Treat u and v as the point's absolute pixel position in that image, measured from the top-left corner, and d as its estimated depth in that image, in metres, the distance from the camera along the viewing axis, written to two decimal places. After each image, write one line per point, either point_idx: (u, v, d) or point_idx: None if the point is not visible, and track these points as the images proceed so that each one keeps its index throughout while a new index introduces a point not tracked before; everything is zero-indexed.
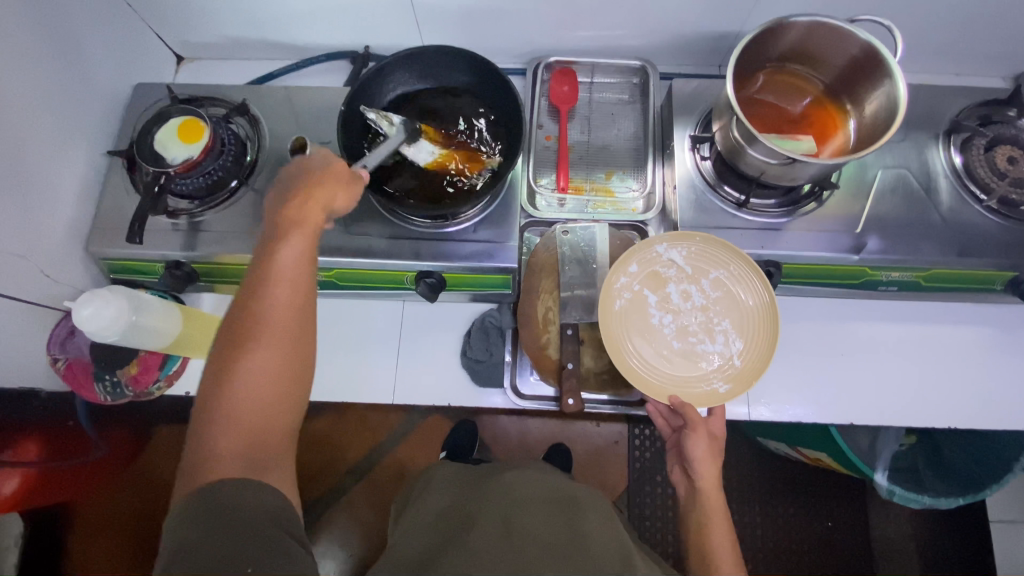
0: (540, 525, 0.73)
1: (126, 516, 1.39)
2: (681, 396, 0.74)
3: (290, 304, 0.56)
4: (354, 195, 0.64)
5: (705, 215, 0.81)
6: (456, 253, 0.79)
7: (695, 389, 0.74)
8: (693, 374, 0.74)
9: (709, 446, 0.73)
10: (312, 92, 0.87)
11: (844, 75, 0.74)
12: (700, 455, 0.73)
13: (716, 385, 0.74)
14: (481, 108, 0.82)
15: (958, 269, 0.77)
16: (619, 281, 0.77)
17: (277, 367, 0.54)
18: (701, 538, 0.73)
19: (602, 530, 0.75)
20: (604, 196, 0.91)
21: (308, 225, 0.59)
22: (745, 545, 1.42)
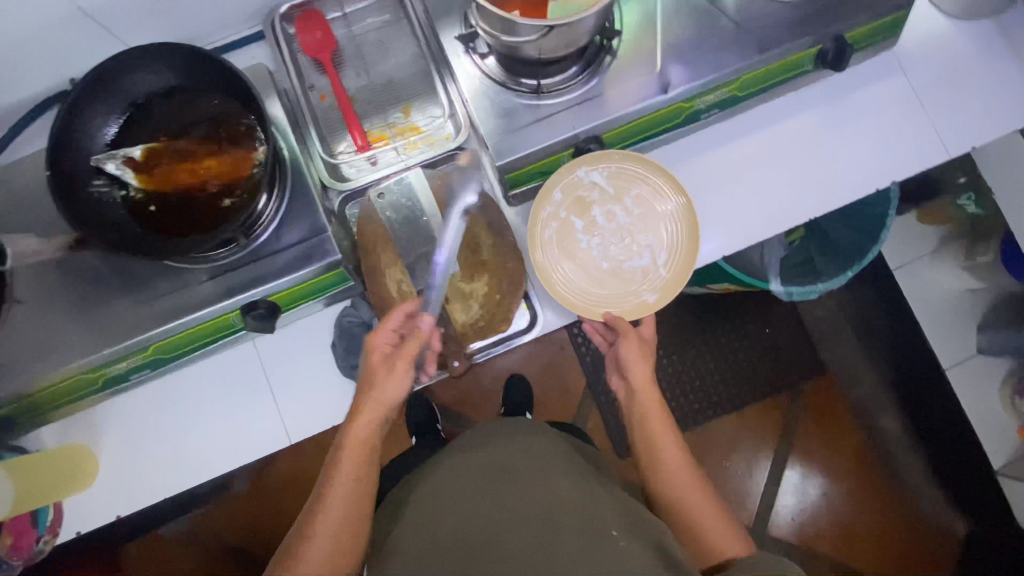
0: (468, 514, 0.71)
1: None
2: (615, 311, 0.78)
3: (345, 489, 0.66)
4: (409, 376, 0.69)
5: (506, 118, 0.74)
6: (274, 267, 0.70)
7: (626, 302, 0.78)
8: (624, 289, 0.78)
9: (642, 349, 0.80)
10: (24, 165, 0.72)
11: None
12: (633, 355, 0.79)
13: (644, 297, 0.78)
14: (208, 99, 0.67)
15: (763, 68, 0.75)
16: (545, 212, 0.77)
17: (341, 538, 0.64)
18: (646, 444, 0.77)
19: (531, 490, 0.72)
20: (415, 136, 0.82)
21: (368, 418, 0.68)
22: (703, 384, 1.53)
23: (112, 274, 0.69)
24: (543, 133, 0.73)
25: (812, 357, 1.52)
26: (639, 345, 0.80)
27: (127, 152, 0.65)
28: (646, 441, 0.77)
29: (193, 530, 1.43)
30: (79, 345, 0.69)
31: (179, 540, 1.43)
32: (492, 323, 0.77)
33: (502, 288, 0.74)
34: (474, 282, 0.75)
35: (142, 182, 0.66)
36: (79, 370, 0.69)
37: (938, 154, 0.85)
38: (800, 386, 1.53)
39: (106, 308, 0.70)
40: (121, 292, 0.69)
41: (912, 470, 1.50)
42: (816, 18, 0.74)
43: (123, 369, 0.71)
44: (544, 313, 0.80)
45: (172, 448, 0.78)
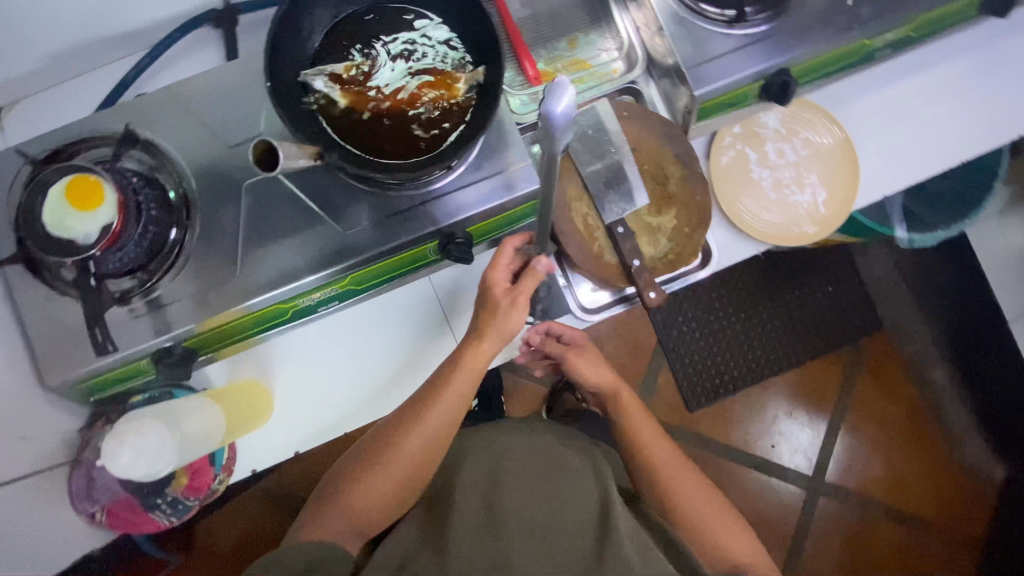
0: (531, 480, 0.72)
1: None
2: (781, 240, 0.80)
3: (445, 413, 0.68)
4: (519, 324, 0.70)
5: (700, 46, 0.72)
6: (468, 201, 0.68)
7: (790, 233, 0.80)
8: (789, 219, 0.80)
9: (591, 360, 0.81)
10: (201, 81, 0.67)
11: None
12: (588, 371, 0.81)
13: (805, 229, 0.81)
14: (409, 17, 0.65)
15: (944, 8, 0.75)
16: (726, 140, 0.81)
17: (420, 457, 0.68)
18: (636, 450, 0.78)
19: (585, 483, 0.73)
20: (582, 69, 0.81)
21: (485, 347, 0.69)
22: (768, 343, 1.58)
23: (305, 200, 0.67)
24: (735, 63, 0.72)
25: (871, 313, 1.60)
26: (581, 353, 0.81)
27: (330, 69, 0.63)
28: (635, 450, 0.78)
29: (268, 487, 1.31)
30: (270, 276, 0.66)
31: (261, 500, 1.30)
32: (680, 258, 0.73)
33: (693, 222, 0.73)
34: (661, 216, 0.73)
35: (348, 100, 0.63)
36: (270, 302, 0.67)
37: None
38: (858, 343, 1.61)
39: (300, 237, 0.67)
40: (316, 219, 0.67)
41: (960, 423, 1.59)
42: None
43: (315, 300, 0.71)
44: (718, 247, 0.79)
45: (346, 384, 0.77)
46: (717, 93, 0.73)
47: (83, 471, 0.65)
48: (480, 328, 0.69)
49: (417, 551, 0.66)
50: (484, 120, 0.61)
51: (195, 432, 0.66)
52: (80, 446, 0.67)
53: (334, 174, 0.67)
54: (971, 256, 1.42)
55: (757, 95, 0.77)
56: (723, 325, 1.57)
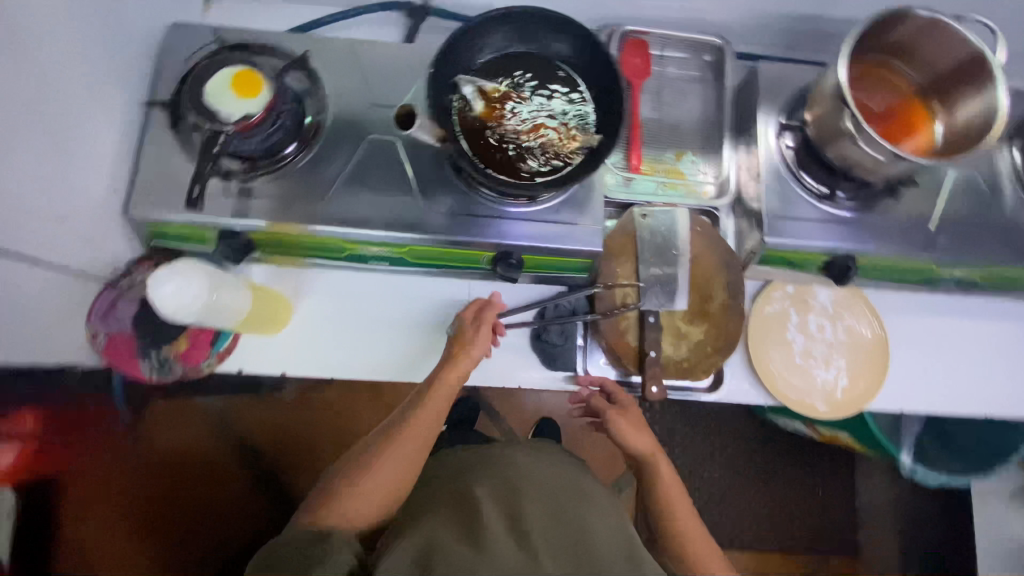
0: (545, 509, 0.76)
1: (128, 496, 1.23)
2: (790, 401, 0.82)
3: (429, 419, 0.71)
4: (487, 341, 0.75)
5: (786, 203, 0.79)
6: (535, 234, 0.75)
7: (800, 400, 0.83)
8: (805, 387, 0.83)
9: (633, 421, 0.77)
10: (377, 49, 0.79)
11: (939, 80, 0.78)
12: (626, 434, 0.75)
13: (816, 404, 0.83)
14: (558, 73, 0.75)
15: (1014, 270, 0.80)
16: (776, 293, 0.86)
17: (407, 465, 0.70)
18: (669, 522, 0.74)
19: (606, 520, 0.77)
20: (676, 180, 0.88)
21: (465, 365, 0.73)
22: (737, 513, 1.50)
23: (407, 171, 0.76)
24: (813, 231, 0.78)
25: (851, 537, 1.52)
26: (629, 416, 0.77)
27: (480, 84, 0.73)
28: (671, 525, 0.74)
29: (222, 410, 1.31)
30: (348, 215, 0.74)
31: (208, 419, 1.29)
32: (693, 371, 0.76)
33: (718, 345, 0.77)
34: (692, 326, 0.77)
35: (482, 111, 0.73)
36: (337, 236, 0.75)
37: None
38: (829, 561, 1.50)
39: (387, 196, 0.75)
40: (407, 189, 0.75)
41: None
42: None
43: (372, 253, 0.78)
44: (730, 382, 0.82)
45: (356, 337, 0.82)
46: (786, 249, 0.79)
47: (111, 294, 0.72)
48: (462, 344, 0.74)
49: (440, 550, 0.68)
50: (581, 175, 0.69)
51: (231, 304, 0.71)
52: (119, 275, 0.73)
53: (439, 162, 0.76)
54: None
55: (819, 268, 0.82)
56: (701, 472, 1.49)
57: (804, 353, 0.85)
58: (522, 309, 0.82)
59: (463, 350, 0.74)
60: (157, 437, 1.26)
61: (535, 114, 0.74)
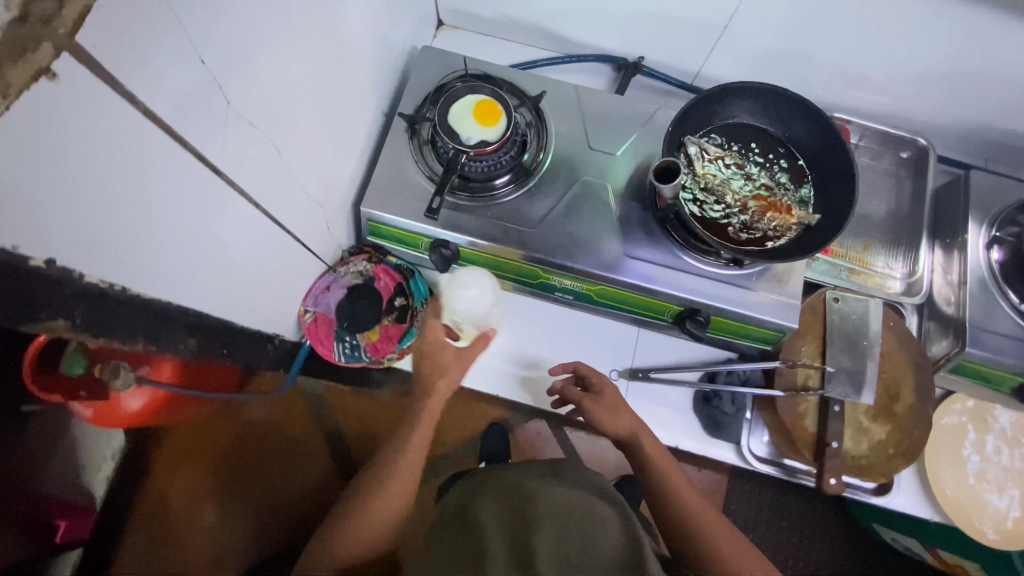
0: (542, 537, 0.67)
1: (211, 461, 1.20)
2: (958, 520, 0.78)
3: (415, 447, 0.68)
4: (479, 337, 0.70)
5: (987, 315, 0.77)
6: (730, 299, 0.75)
7: (969, 520, 0.78)
8: (974, 508, 0.78)
9: (611, 409, 0.72)
10: (601, 97, 0.84)
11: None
12: (603, 421, 0.71)
13: (985, 531, 0.78)
14: (781, 149, 0.77)
15: None
16: (952, 407, 0.83)
17: (400, 501, 0.67)
18: (672, 511, 0.68)
19: (612, 532, 0.70)
20: (864, 270, 0.86)
21: (446, 375, 0.68)
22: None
23: (615, 217, 0.79)
24: (1012, 349, 0.75)
25: None
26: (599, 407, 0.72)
27: (705, 146, 0.75)
28: (675, 512, 0.67)
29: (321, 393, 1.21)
30: (553, 245, 0.77)
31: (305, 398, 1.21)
32: (871, 471, 0.75)
33: (901, 448, 0.75)
34: (874, 424, 0.76)
35: (704, 173, 0.75)
36: (537, 263, 0.79)
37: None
38: None
39: (592, 236, 0.78)
40: (613, 233, 0.78)
41: None
42: None
43: (562, 284, 0.81)
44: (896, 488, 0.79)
45: (524, 360, 0.87)
46: (982, 362, 0.77)
47: (329, 278, 0.81)
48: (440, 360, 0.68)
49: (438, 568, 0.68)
50: (799, 254, 0.69)
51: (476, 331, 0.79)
52: (339, 262, 0.82)
53: (647, 213, 0.79)
54: None
55: (1011, 389, 0.79)
56: None
57: (977, 473, 0.80)
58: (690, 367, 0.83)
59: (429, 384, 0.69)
60: (250, 407, 1.20)
61: (753, 187, 0.75)
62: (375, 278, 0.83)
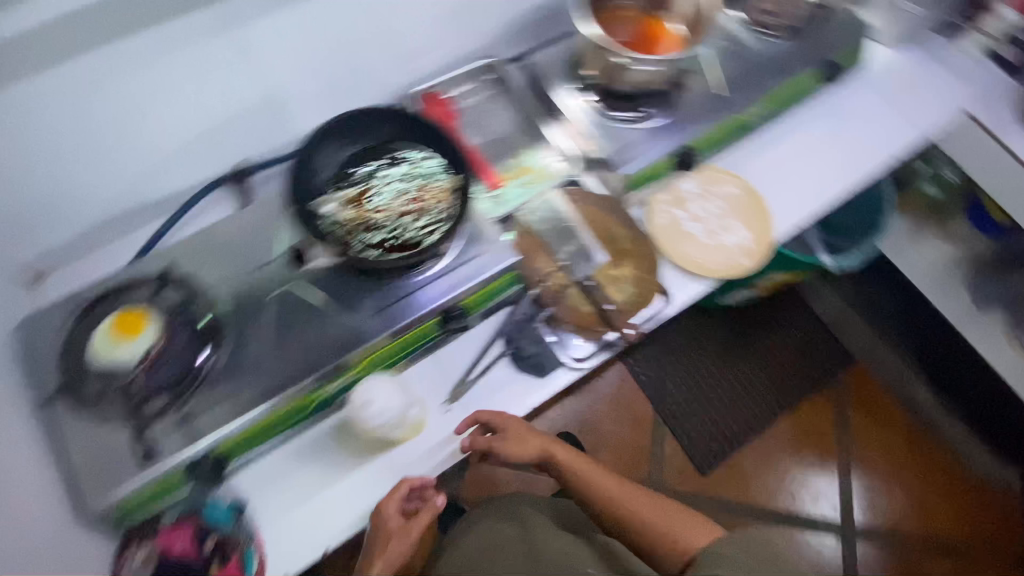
0: None
1: None
2: (723, 275, 0.94)
3: None
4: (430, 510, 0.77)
5: (616, 139, 0.94)
6: (457, 280, 0.79)
7: (729, 269, 0.94)
8: (725, 259, 0.95)
9: (519, 438, 0.81)
10: (225, 223, 0.80)
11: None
12: (514, 451, 0.80)
13: (743, 263, 0.95)
14: (396, 151, 0.84)
15: (787, 85, 1.00)
16: (659, 207, 0.98)
17: None
18: (588, 497, 0.81)
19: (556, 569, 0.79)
20: (530, 174, 0.92)
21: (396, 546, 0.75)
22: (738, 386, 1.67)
23: (320, 303, 0.77)
24: (646, 149, 0.94)
25: (840, 348, 1.73)
26: (507, 436, 0.80)
27: (338, 196, 0.79)
28: (591, 497, 0.81)
29: None
30: (291, 372, 0.74)
31: None
32: (645, 299, 0.86)
33: (648, 267, 0.87)
34: (620, 268, 0.88)
35: (355, 215, 0.78)
36: (295, 396, 0.74)
37: (943, 119, 1.07)
38: (839, 375, 1.71)
39: (315, 334, 0.76)
40: (331, 315, 0.77)
41: (958, 433, 1.66)
42: (814, 49, 1.02)
43: (334, 388, 0.77)
44: (675, 291, 0.93)
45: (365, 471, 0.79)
46: (640, 170, 0.93)
47: None
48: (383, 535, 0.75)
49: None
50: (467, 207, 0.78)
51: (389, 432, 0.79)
52: (116, 568, 0.71)
53: (343, 276, 0.78)
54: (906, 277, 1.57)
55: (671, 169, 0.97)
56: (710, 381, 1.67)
57: (708, 234, 0.97)
58: (488, 347, 0.85)
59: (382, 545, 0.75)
60: None
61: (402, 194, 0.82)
62: (169, 550, 0.72)
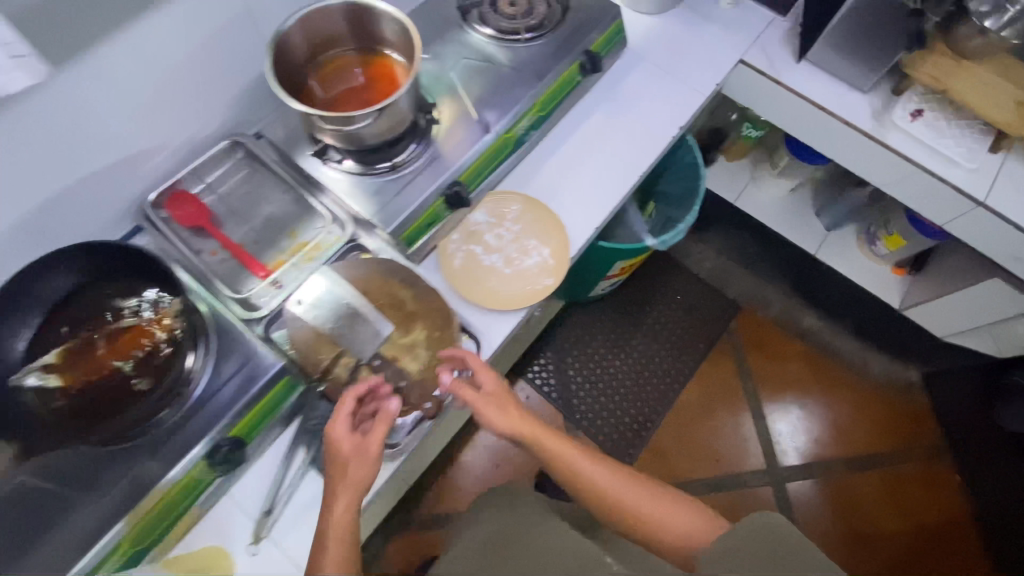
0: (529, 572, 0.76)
1: None
2: (530, 301, 0.89)
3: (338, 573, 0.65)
4: (382, 424, 0.70)
5: (378, 196, 0.87)
6: (218, 410, 0.72)
7: (534, 292, 0.90)
8: (528, 283, 0.91)
9: (494, 405, 0.78)
10: None
11: (355, 28, 0.83)
12: (493, 417, 0.77)
13: (547, 282, 0.91)
14: (102, 288, 0.74)
15: (548, 88, 0.97)
16: (451, 245, 0.93)
17: None
18: (577, 488, 0.78)
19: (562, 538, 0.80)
20: (307, 247, 0.89)
21: (341, 505, 0.68)
22: (637, 369, 1.66)
23: (62, 487, 0.68)
24: (413, 196, 0.85)
25: (723, 300, 1.76)
26: (487, 403, 0.77)
27: (38, 365, 0.68)
28: (581, 488, 0.78)
29: None
30: None
31: None
32: (444, 358, 0.79)
33: (439, 323, 0.81)
34: (411, 334, 0.80)
35: (65, 381, 0.68)
36: None
37: (714, 80, 1.11)
38: (730, 326, 1.74)
39: (62, 525, 0.67)
40: (78, 497, 0.68)
41: (849, 347, 1.72)
42: (567, 44, 1.00)
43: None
44: (486, 334, 0.87)
45: None
46: (409, 222, 0.85)
47: None
48: (330, 493, 0.69)
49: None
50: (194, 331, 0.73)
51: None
52: None
53: (82, 450, 0.70)
54: (756, 219, 1.61)
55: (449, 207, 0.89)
56: (609, 370, 1.66)
57: (507, 261, 0.93)
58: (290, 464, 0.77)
59: (330, 502, 0.69)
60: None
61: (118, 334, 0.72)
62: None
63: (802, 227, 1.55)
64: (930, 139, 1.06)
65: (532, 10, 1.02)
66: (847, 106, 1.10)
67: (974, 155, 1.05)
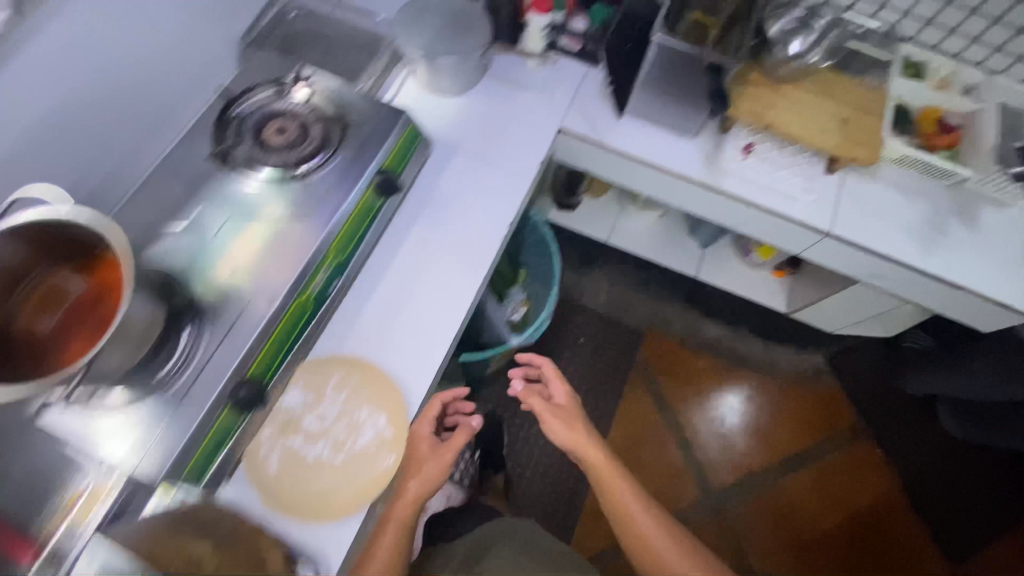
0: None
1: None
2: (368, 496, 0.76)
3: (383, 560, 0.75)
4: (467, 431, 0.84)
5: (139, 433, 0.69)
6: None
7: (372, 481, 0.77)
8: (364, 470, 0.77)
9: (563, 420, 0.95)
10: None
11: (40, 247, 0.67)
12: (557, 429, 0.95)
13: (386, 462, 0.78)
14: None
15: (343, 227, 0.83)
16: (262, 450, 0.77)
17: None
18: (612, 505, 0.91)
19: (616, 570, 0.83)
20: (82, 500, 0.70)
21: (428, 471, 0.80)
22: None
23: None
24: (184, 418, 0.69)
25: (625, 330, 1.71)
26: (553, 412, 0.96)
27: None
28: (608, 499, 0.91)
29: None
30: None
31: None
32: None
33: None
34: None
35: None
36: None
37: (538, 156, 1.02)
38: (637, 356, 1.69)
39: None
40: None
41: (753, 348, 1.71)
42: (354, 167, 0.86)
43: None
44: (325, 551, 0.73)
45: None
46: (193, 450, 0.70)
47: None
48: (411, 471, 0.81)
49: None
50: None
51: None
52: None
53: None
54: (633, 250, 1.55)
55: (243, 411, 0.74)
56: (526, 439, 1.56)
57: (335, 447, 0.78)
58: None
59: (405, 486, 0.80)
60: None
61: None
62: None
63: (678, 251, 1.51)
64: (763, 178, 1.02)
65: (307, 134, 0.87)
66: (675, 156, 1.04)
67: (809, 185, 1.02)
